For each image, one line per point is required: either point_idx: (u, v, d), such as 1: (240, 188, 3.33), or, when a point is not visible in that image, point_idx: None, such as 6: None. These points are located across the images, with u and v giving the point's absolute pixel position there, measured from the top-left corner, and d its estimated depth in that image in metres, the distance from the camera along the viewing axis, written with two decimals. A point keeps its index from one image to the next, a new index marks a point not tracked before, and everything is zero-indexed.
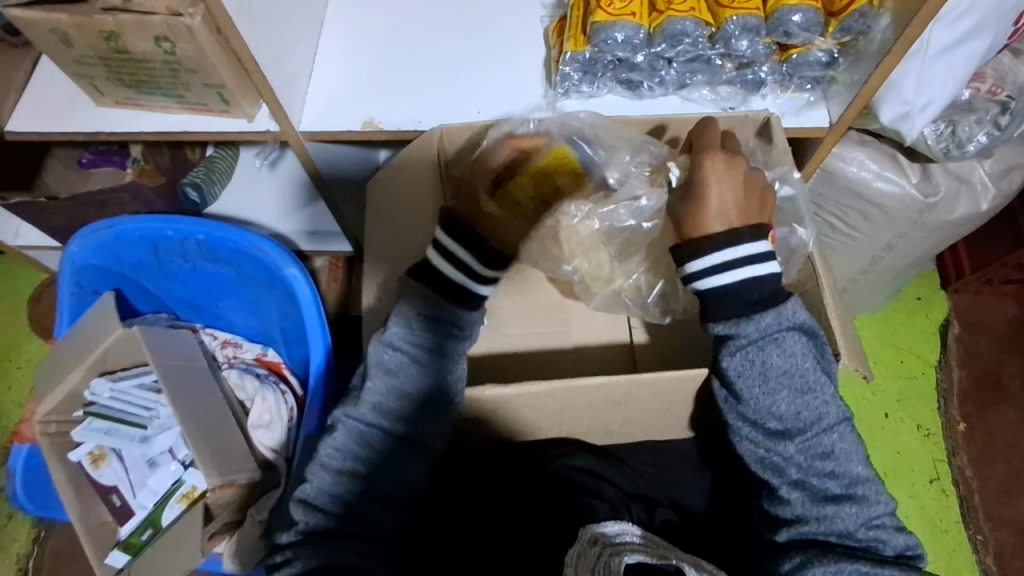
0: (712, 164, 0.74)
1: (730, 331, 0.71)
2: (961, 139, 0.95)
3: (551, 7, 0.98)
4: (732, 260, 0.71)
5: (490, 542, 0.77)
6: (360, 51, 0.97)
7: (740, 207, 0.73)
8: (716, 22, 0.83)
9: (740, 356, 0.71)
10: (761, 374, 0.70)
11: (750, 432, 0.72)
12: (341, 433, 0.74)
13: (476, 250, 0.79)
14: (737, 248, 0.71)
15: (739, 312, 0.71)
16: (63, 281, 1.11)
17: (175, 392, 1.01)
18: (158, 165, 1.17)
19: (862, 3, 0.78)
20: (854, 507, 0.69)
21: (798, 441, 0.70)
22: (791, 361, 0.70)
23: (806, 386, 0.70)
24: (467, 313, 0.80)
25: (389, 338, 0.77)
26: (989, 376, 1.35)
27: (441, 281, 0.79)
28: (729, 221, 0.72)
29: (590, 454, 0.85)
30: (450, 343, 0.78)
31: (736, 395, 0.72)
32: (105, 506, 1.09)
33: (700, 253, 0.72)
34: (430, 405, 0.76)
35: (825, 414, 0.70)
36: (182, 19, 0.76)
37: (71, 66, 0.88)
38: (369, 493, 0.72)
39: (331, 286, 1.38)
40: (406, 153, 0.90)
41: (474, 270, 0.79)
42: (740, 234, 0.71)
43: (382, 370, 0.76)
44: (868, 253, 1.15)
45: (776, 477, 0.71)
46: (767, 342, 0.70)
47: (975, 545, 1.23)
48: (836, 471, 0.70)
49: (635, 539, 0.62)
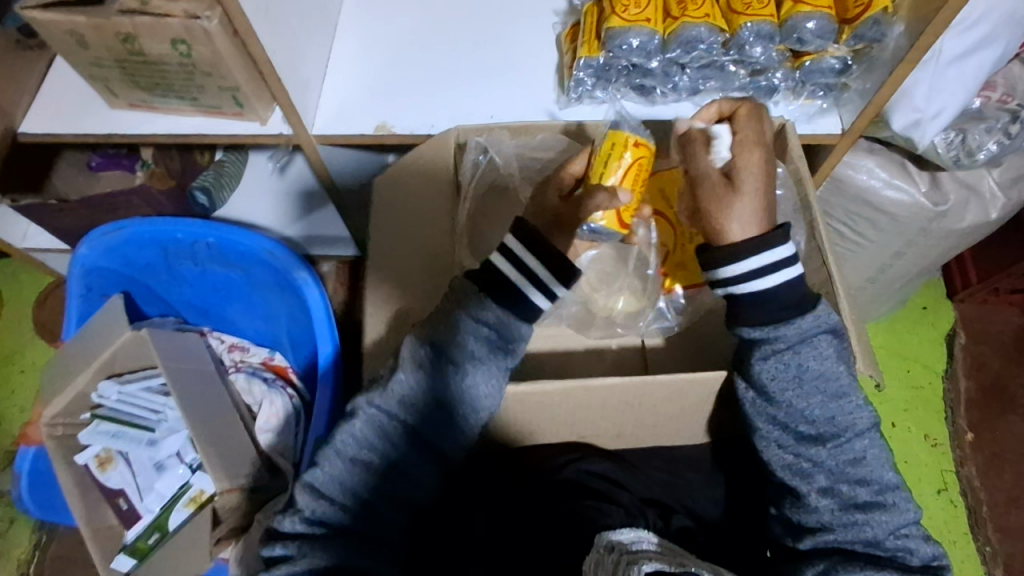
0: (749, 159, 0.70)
1: (764, 336, 0.69)
2: (971, 147, 0.94)
3: (563, 13, 0.99)
4: (766, 267, 0.68)
5: (501, 548, 0.77)
6: (373, 55, 0.98)
7: (765, 211, 0.70)
8: (731, 28, 0.85)
9: (774, 361, 0.70)
10: (796, 378, 0.70)
11: (779, 435, 0.72)
12: (361, 421, 0.72)
13: (546, 255, 0.71)
14: (772, 253, 0.68)
15: (774, 318, 0.69)
16: (73, 284, 1.10)
17: (183, 394, 1.01)
18: (169, 169, 1.17)
19: (877, 10, 0.80)
20: (885, 515, 0.69)
21: (830, 447, 0.70)
22: (826, 365, 0.70)
23: (839, 392, 0.70)
24: (520, 325, 0.73)
25: (424, 337, 0.74)
26: (996, 386, 1.35)
27: (493, 279, 0.73)
28: (758, 221, 0.69)
29: (604, 460, 0.85)
30: (490, 352, 0.73)
31: (767, 397, 0.72)
32: (112, 509, 1.08)
33: (734, 258, 0.68)
34: (457, 415, 0.73)
35: (858, 419, 0.70)
36: (199, 22, 0.77)
37: (87, 68, 0.89)
38: (382, 494, 0.71)
39: (338, 290, 1.39)
40: (418, 162, 0.90)
41: (537, 275, 0.72)
42: (773, 237, 0.68)
43: (413, 366, 0.73)
44: (876, 261, 1.15)
45: (803, 483, 0.71)
46: (803, 346, 0.69)
47: (983, 556, 1.23)
48: (868, 477, 0.70)
49: (651, 547, 0.65)
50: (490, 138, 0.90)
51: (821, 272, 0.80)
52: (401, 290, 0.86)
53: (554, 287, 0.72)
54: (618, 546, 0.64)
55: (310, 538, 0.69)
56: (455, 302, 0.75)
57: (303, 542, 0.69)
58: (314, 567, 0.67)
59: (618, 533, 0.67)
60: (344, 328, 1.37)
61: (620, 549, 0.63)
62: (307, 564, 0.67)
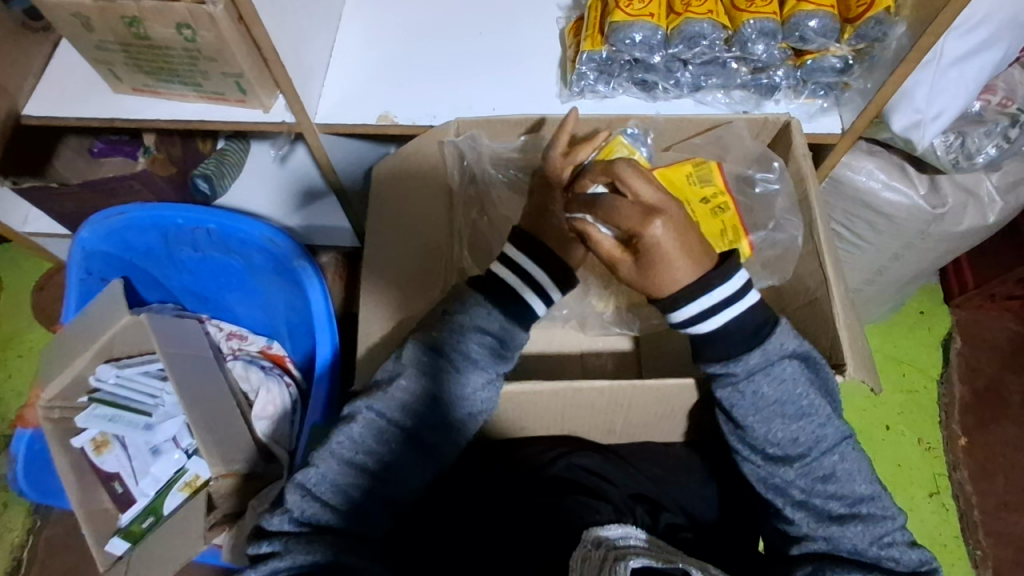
0: (648, 227, 0.66)
1: (721, 371, 0.71)
2: (970, 151, 0.95)
3: (567, 8, 0.99)
4: (712, 306, 0.68)
5: (490, 546, 0.76)
6: (376, 45, 0.98)
7: (690, 254, 0.68)
8: (733, 25, 0.85)
9: (731, 390, 0.71)
10: (753, 406, 0.70)
11: (751, 455, 0.73)
12: (359, 424, 0.73)
13: (550, 264, 0.74)
14: (710, 296, 0.68)
15: (726, 355, 0.70)
16: (74, 267, 1.11)
17: (181, 380, 1.01)
18: (170, 155, 1.16)
19: (880, 9, 0.81)
20: (860, 525, 0.69)
21: (797, 467, 0.71)
22: (783, 390, 0.70)
23: (802, 412, 0.70)
24: (500, 330, 0.75)
25: (426, 340, 0.75)
26: (989, 391, 1.35)
27: (495, 287, 0.75)
28: (683, 270, 0.67)
29: (594, 454, 0.85)
30: (489, 357, 0.75)
31: (735, 422, 0.73)
32: (107, 492, 1.09)
33: (678, 305, 0.69)
34: (453, 421, 0.74)
35: (823, 436, 0.70)
36: (205, 7, 0.77)
37: (92, 52, 0.89)
38: (373, 496, 0.72)
39: (337, 283, 1.39)
40: (419, 169, 0.91)
41: (537, 280, 0.75)
42: (709, 280, 0.68)
43: (414, 370, 0.74)
44: (874, 263, 1.15)
45: (778, 497, 0.73)
46: (757, 375, 0.70)
47: (974, 560, 1.23)
48: (840, 491, 0.70)
49: (639, 542, 0.65)
50: (472, 139, 0.89)
51: (819, 272, 0.80)
52: (401, 287, 0.88)
53: (554, 292, 0.76)
54: (604, 542, 0.64)
55: (298, 535, 0.69)
56: (458, 300, 0.76)
57: (290, 537, 0.69)
58: (299, 562, 0.67)
59: (605, 529, 0.67)
60: (343, 320, 1.37)
61: (606, 545, 0.63)
62: (292, 558, 0.67)
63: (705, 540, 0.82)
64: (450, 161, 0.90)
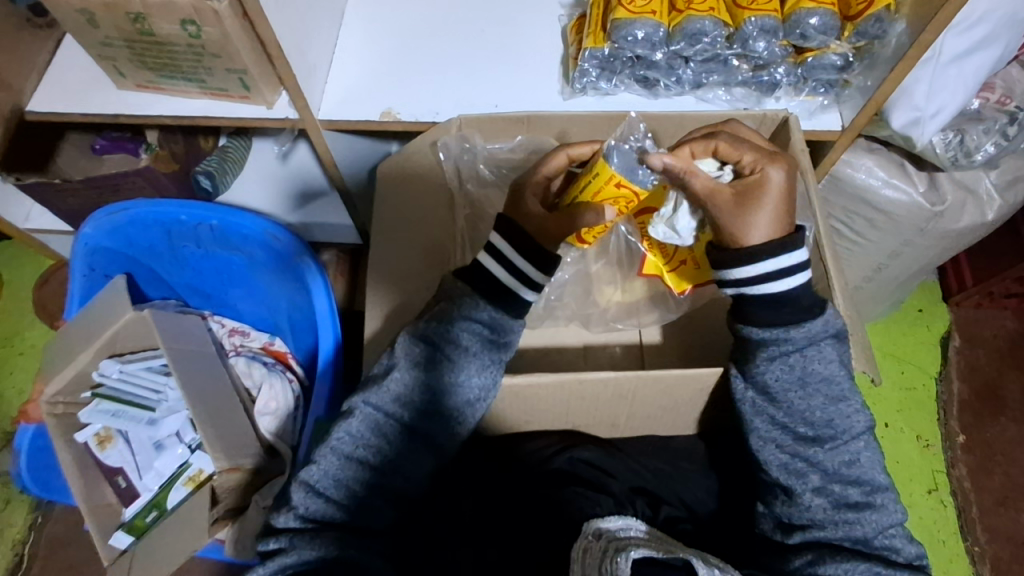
0: (774, 167, 0.69)
1: (773, 338, 0.70)
2: (969, 148, 0.96)
3: (569, 6, 1.00)
4: (788, 267, 0.68)
5: (500, 536, 0.78)
6: (377, 42, 0.98)
7: (787, 212, 0.70)
8: (734, 22, 0.86)
9: (778, 363, 0.71)
10: (798, 381, 0.71)
11: (778, 436, 0.73)
12: (357, 419, 0.75)
13: (540, 259, 0.73)
14: (790, 255, 0.68)
15: (776, 322, 0.70)
16: (76, 263, 1.11)
17: (184, 375, 1.01)
18: (173, 151, 1.16)
19: (880, 7, 0.81)
20: (874, 515, 0.71)
21: (827, 448, 0.72)
22: (830, 369, 0.71)
23: (839, 396, 0.71)
24: (511, 322, 0.76)
25: (418, 334, 0.76)
26: (986, 389, 1.36)
27: (489, 283, 0.75)
28: (778, 222, 0.68)
29: (595, 448, 0.85)
30: (483, 347, 0.76)
31: (768, 398, 0.72)
32: (111, 487, 1.09)
33: (752, 259, 0.68)
34: (449, 409, 0.76)
35: (853, 423, 0.72)
36: (210, 3, 0.78)
37: (96, 48, 0.89)
38: (378, 490, 0.73)
39: (337, 280, 1.38)
40: (420, 172, 0.93)
41: (527, 276, 0.74)
42: (792, 238, 0.68)
43: (408, 362, 0.75)
44: (872, 261, 1.16)
45: (798, 484, 0.72)
46: (810, 349, 0.70)
47: (972, 556, 1.24)
48: (859, 479, 0.72)
49: (639, 534, 0.66)
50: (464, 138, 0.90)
51: (820, 265, 0.81)
52: (405, 286, 0.89)
53: (543, 283, 0.75)
54: (605, 534, 0.65)
55: (302, 532, 0.71)
56: (458, 298, 0.76)
57: (294, 534, 0.71)
58: (304, 558, 0.69)
59: (606, 521, 0.67)
60: (345, 317, 1.38)
61: (607, 537, 0.64)
62: (298, 554, 0.69)
63: (705, 532, 0.83)
64: (444, 164, 0.92)
